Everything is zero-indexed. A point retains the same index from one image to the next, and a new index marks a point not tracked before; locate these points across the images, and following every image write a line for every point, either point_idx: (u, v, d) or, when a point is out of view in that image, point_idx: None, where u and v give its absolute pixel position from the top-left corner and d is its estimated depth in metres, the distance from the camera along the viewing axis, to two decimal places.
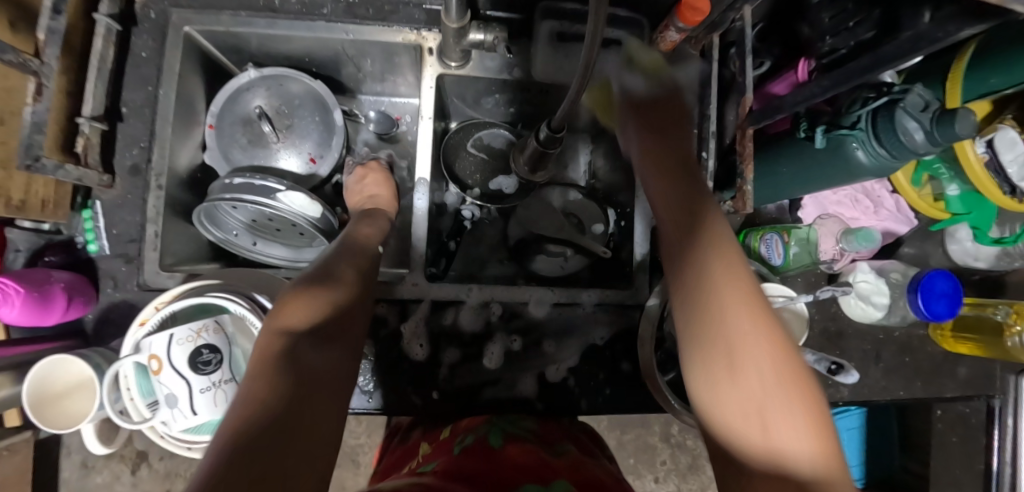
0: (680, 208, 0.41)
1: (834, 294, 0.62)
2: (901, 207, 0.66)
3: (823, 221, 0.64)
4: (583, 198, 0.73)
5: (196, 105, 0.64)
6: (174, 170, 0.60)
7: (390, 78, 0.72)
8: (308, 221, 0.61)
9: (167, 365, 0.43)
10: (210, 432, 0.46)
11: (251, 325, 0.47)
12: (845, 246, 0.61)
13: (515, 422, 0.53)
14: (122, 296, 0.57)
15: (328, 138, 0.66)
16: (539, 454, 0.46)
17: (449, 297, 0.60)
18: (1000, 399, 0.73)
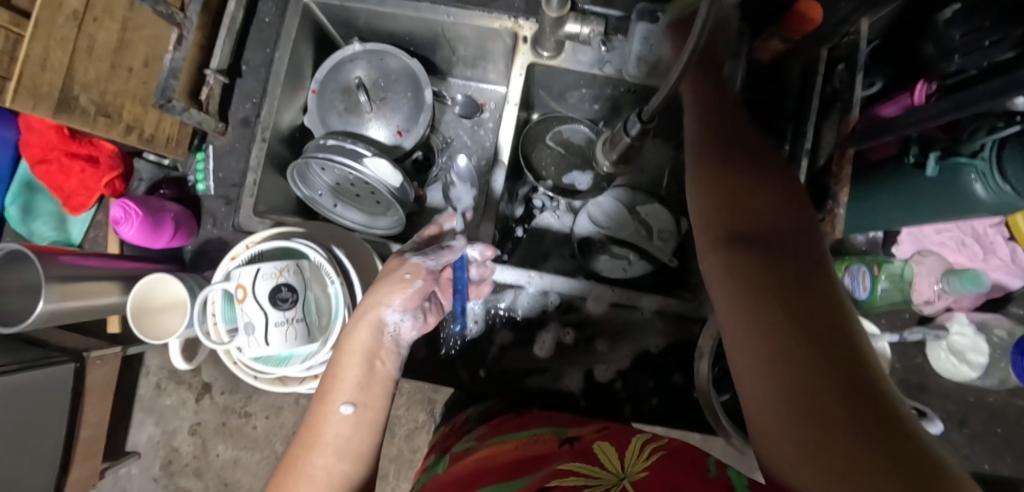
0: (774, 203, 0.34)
1: (925, 336, 0.59)
2: (1017, 258, 0.59)
3: (923, 259, 0.59)
4: (655, 206, 0.72)
5: (304, 71, 0.69)
6: (277, 127, 0.65)
7: (481, 64, 0.74)
8: (388, 189, 0.65)
9: (251, 295, 0.47)
10: (276, 365, 0.51)
11: (326, 275, 0.51)
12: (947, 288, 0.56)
13: (470, 434, 0.52)
14: (218, 233, 0.63)
15: (416, 114, 0.69)
16: (512, 449, 0.46)
17: (509, 281, 0.61)
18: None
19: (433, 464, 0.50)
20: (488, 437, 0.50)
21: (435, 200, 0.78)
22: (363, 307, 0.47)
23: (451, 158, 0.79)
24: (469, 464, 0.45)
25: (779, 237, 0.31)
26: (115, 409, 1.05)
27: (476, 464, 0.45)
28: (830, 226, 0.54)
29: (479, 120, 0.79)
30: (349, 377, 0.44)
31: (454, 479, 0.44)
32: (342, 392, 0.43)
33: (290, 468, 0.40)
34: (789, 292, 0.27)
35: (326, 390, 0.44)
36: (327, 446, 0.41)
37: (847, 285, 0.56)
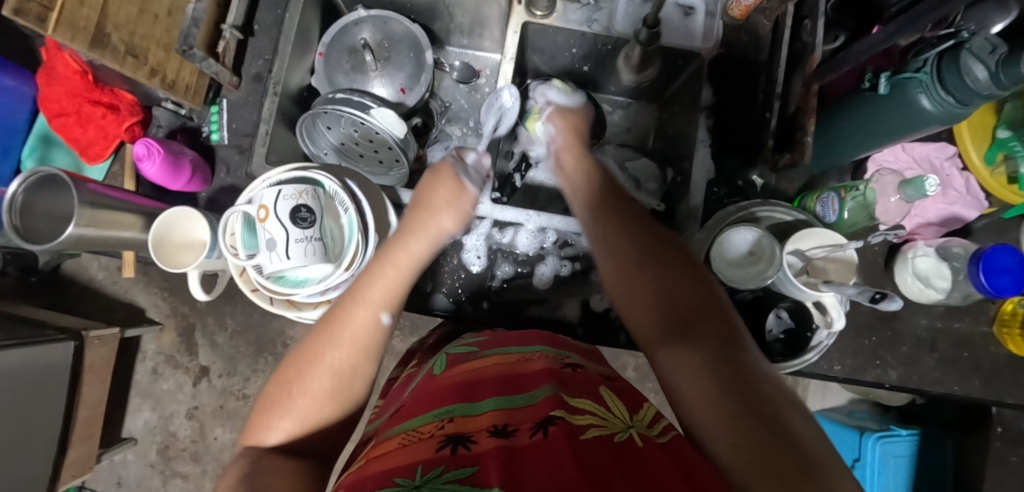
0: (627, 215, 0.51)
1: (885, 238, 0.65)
2: (970, 190, 0.65)
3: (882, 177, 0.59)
4: (644, 159, 0.76)
5: (311, 35, 0.74)
6: (287, 84, 0.70)
7: (478, 32, 0.79)
8: (393, 138, 0.68)
9: (272, 214, 0.51)
10: (291, 286, 0.54)
11: (341, 204, 0.56)
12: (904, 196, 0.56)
13: (461, 341, 0.57)
14: (232, 181, 0.66)
15: (418, 74, 0.74)
16: (503, 366, 0.48)
17: (510, 219, 0.64)
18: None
19: (433, 361, 0.56)
20: (488, 347, 0.54)
21: (435, 161, 0.82)
22: (421, 224, 0.53)
23: (450, 121, 0.84)
24: (468, 368, 0.49)
25: (646, 235, 0.48)
26: (113, 393, 1.06)
27: (472, 370, 0.48)
28: (799, 152, 0.59)
29: (476, 85, 0.84)
30: (384, 285, 0.47)
31: (450, 381, 0.48)
32: (380, 303, 0.45)
33: (311, 352, 0.43)
34: (656, 264, 0.45)
35: (361, 293, 0.46)
36: (352, 342, 0.43)
37: (819, 212, 0.62)
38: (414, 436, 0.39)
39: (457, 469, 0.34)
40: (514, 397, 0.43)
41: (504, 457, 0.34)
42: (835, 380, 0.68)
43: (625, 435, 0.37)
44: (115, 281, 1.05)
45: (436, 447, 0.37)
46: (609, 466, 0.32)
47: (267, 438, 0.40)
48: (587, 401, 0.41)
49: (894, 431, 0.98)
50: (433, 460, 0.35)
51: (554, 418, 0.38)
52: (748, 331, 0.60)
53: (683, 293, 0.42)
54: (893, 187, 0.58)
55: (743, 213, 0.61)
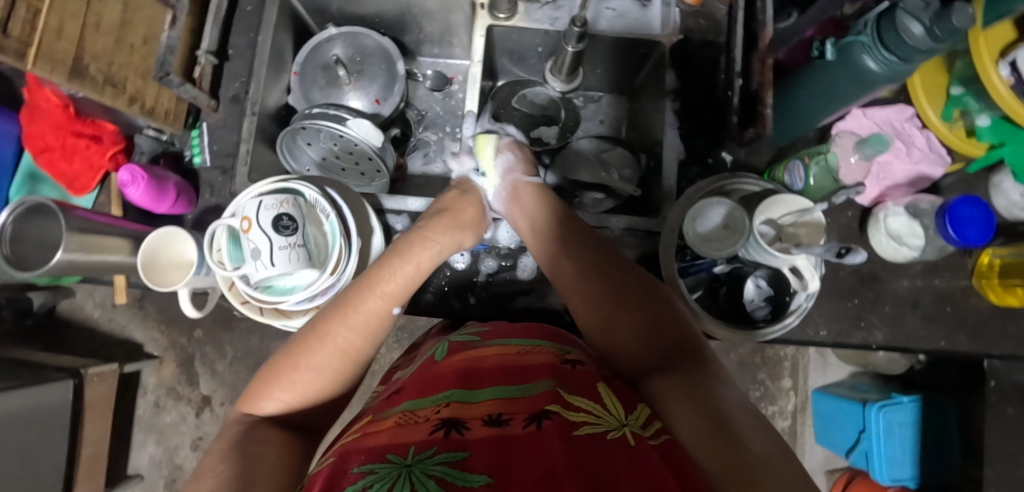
0: (611, 254, 0.55)
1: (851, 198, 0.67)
2: (932, 146, 0.67)
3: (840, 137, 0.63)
4: (617, 149, 0.78)
5: (285, 55, 0.77)
6: (265, 104, 0.72)
7: (447, 41, 0.82)
8: (371, 147, 0.70)
9: (255, 225, 0.52)
10: (279, 295, 0.56)
11: (321, 211, 0.57)
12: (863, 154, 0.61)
13: (464, 332, 0.59)
14: (216, 201, 0.68)
15: (391, 84, 0.76)
16: (509, 353, 0.49)
17: (490, 215, 0.67)
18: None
19: (436, 347, 0.57)
20: (492, 337, 0.55)
21: (415, 169, 0.84)
22: (438, 238, 0.56)
23: (428, 128, 0.86)
24: (469, 355, 0.50)
25: (627, 275, 0.52)
26: (115, 430, 1.06)
27: (471, 358, 0.49)
28: (761, 124, 0.61)
29: (450, 92, 0.86)
30: (402, 285, 0.50)
31: (447, 367, 0.48)
32: (393, 298, 0.48)
33: (318, 335, 0.44)
34: (641, 299, 0.49)
35: (375, 286, 0.47)
36: (362, 324, 0.45)
37: (787, 181, 0.64)
38: (409, 417, 0.40)
39: (448, 452, 0.34)
40: (515, 386, 0.42)
41: (497, 446, 0.34)
42: (822, 345, 0.69)
43: (618, 433, 0.36)
44: (112, 318, 1.05)
45: (429, 430, 0.37)
46: (597, 460, 0.33)
47: (262, 408, 0.42)
48: (586, 399, 0.40)
49: (895, 400, 0.96)
50: (426, 442, 0.36)
51: (548, 412, 0.38)
52: (730, 302, 0.61)
53: (663, 329, 0.47)
54: (851, 148, 0.61)
55: (714, 187, 0.63)
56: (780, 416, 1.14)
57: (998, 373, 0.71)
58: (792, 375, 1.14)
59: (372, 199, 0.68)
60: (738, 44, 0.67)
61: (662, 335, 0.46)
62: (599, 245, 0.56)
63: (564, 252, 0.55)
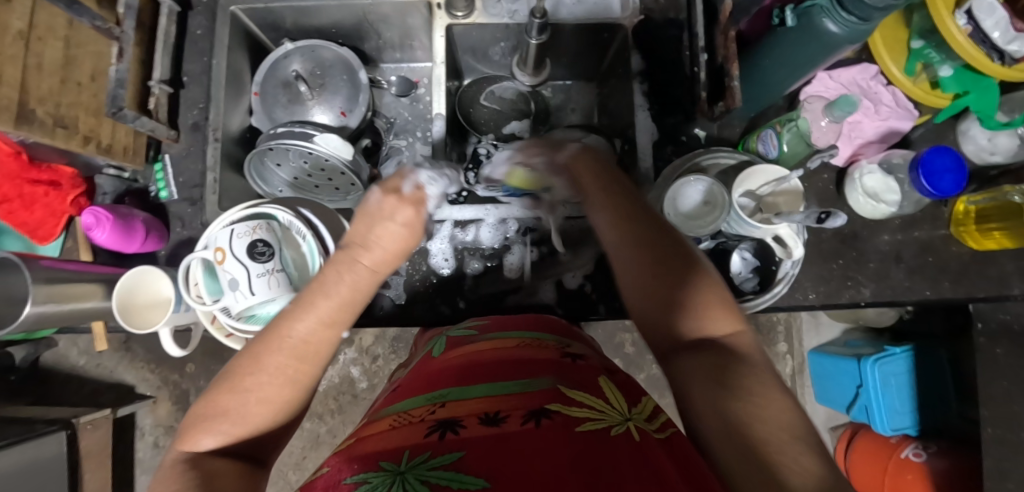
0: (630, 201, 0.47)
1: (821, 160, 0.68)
2: (899, 102, 0.68)
3: (810, 102, 0.63)
4: (592, 137, 0.78)
5: (243, 76, 0.75)
6: (227, 129, 0.70)
7: (407, 44, 0.81)
8: (343, 161, 0.69)
9: (230, 255, 0.51)
10: (262, 323, 0.54)
11: (297, 232, 0.56)
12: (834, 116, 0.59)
13: (463, 326, 0.59)
14: (188, 234, 0.66)
15: (355, 95, 0.75)
16: (506, 348, 0.48)
17: (471, 217, 0.66)
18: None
19: (435, 342, 0.58)
20: (489, 330, 0.55)
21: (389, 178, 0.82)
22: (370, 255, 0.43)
23: (398, 134, 0.84)
24: (468, 349, 0.50)
25: (653, 225, 0.45)
26: (117, 477, 1.03)
27: (469, 354, 0.48)
28: (730, 98, 0.61)
29: (416, 95, 0.85)
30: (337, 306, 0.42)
31: (444, 366, 0.48)
32: (337, 325, 0.41)
33: (249, 359, 0.39)
34: (666, 258, 0.42)
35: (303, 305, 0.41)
36: (298, 352, 0.39)
37: (761, 150, 0.64)
38: (406, 419, 0.39)
39: (444, 454, 0.33)
40: (511, 382, 0.42)
41: (496, 445, 0.33)
42: (812, 309, 0.70)
43: (621, 428, 0.35)
44: (98, 364, 1.03)
45: (424, 433, 0.36)
46: (597, 456, 0.32)
47: (205, 440, 0.36)
48: (585, 393, 0.40)
49: (889, 352, 0.97)
50: (421, 446, 0.34)
51: (548, 411, 0.37)
52: (717, 277, 0.62)
53: (692, 294, 0.40)
54: (821, 112, 0.61)
55: (690, 166, 0.63)
56: None
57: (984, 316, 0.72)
58: (786, 340, 1.20)
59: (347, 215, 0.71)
60: (699, 18, 0.67)
61: (689, 305, 0.40)
62: (619, 191, 0.48)
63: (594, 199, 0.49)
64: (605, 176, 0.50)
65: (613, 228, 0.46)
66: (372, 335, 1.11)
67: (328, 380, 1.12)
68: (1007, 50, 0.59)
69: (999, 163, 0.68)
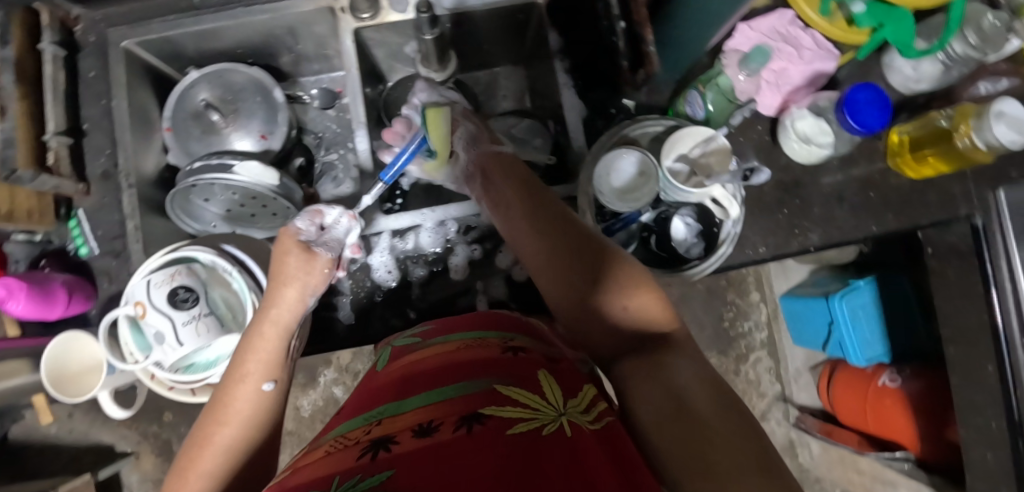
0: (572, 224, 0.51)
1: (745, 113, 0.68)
2: (820, 44, 0.66)
3: (727, 56, 0.64)
4: (525, 121, 0.77)
5: (151, 113, 0.71)
6: (142, 172, 0.67)
7: (322, 54, 0.77)
8: (268, 188, 0.66)
9: (150, 307, 0.49)
10: (200, 369, 0.52)
11: (221, 271, 0.53)
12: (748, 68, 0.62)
13: (411, 332, 0.57)
14: (118, 288, 0.63)
15: (273, 116, 0.72)
16: (448, 353, 0.46)
17: (408, 224, 0.64)
18: (985, 216, 0.69)
19: (380, 355, 0.56)
20: (433, 335, 0.53)
21: (327, 195, 0.80)
22: (274, 296, 0.50)
23: (330, 149, 0.82)
24: (410, 359, 0.48)
25: (593, 249, 0.49)
26: None
27: (412, 365, 0.46)
28: (648, 64, 0.59)
29: (342, 106, 0.82)
30: (262, 358, 0.48)
31: (382, 385, 0.45)
32: (262, 372, 0.47)
33: (203, 441, 0.43)
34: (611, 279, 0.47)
35: (238, 372, 0.47)
36: (240, 418, 0.45)
37: (689, 112, 0.65)
38: (339, 443, 0.35)
39: (373, 475, 0.27)
40: (448, 388, 0.39)
41: (427, 456, 0.29)
42: (764, 262, 0.71)
43: (554, 426, 0.32)
44: (70, 428, 0.98)
45: (356, 455, 0.31)
46: (529, 459, 0.28)
47: None
48: (526, 391, 0.37)
49: (854, 286, 0.98)
50: (351, 470, 0.29)
51: (482, 416, 0.33)
52: (662, 248, 0.62)
53: (637, 306, 0.46)
54: (737, 66, 0.63)
55: (617, 138, 0.61)
56: (757, 329, 1.25)
57: (932, 241, 0.73)
58: (757, 289, 1.26)
59: None
60: None
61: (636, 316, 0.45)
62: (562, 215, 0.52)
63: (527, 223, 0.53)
64: (548, 202, 0.54)
65: (556, 253, 0.50)
66: (348, 352, 1.09)
67: (313, 404, 1.10)
68: None
69: (927, 90, 0.70)
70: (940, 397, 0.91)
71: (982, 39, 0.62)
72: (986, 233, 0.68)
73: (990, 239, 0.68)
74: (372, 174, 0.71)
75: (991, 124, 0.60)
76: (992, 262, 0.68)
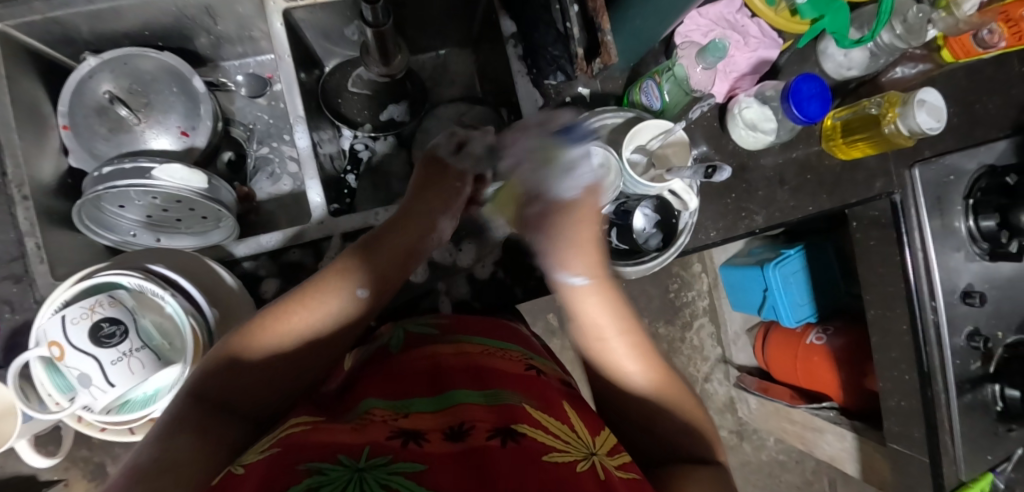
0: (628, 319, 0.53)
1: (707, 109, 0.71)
2: (765, 32, 0.70)
3: (684, 47, 0.64)
4: (475, 108, 0.75)
5: (43, 108, 0.61)
6: (38, 180, 0.57)
7: (247, 35, 0.69)
8: (195, 191, 0.59)
9: (68, 347, 0.43)
10: (139, 407, 0.47)
11: (152, 295, 0.48)
12: (704, 63, 0.60)
13: (425, 321, 0.55)
14: (23, 317, 0.55)
15: (194, 108, 0.64)
16: (473, 354, 0.46)
17: (360, 225, 0.63)
18: (902, 191, 0.75)
19: (391, 334, 0.54)
20: (451, 330, 0.52)
21: (264, 193, 0.74)
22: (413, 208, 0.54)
23: (263, 142, 0.75)
24: (433, 350, 0.47)
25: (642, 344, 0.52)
26: None
27: (432, 355, 0.46)
28: (606, 56, 0.57)
29: (275, 94, 0.75)
30: (368, 266, 0.49)
31: (410, 366, 0.44)
32: (363, 279, 0.49)
33: (284, 320, 0.44)
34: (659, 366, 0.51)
35: (343, 269, 0.48)
36: (327, 309, 0.46)
37: (645, 103, 0.63)
38: (373, 419, 0.35)
39: (406, 462, 0.29)
40: (476, 392, 0.39)
41: (458, 463, 0.29)
42: (714, 245, 0.74)
43: (587, 463, 0.32)
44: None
45: (386, 436, 0.32)
46: (564, 484, 0.28)
47: (230, 372, 0.41)
48: (555, 421, 0.37)
49: (785, 255, 1.06)
50: (382, 447, 0.30)
51: (516, 432, 0.33)
52: (623, 240, 0.62)
53: (677, 395, 0.49)
54: (695, 58, 0.62)
55: (579, 132, 0.59)
56: None
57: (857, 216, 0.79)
58: (700, 261, 1.34)
59: (219, 252, 0.64)
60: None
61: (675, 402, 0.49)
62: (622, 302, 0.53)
63: (599, 302, 0.53)
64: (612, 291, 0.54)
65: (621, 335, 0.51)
66: None
67: None
68: None
69: (856, 77, 0.73)
70: (860, 349, 1.02)
71: (906, 30, 0.68)
72: (902, 208, 0.75)
73: (906, 214, 0.74)
74: (315, 172, 0.64)
75: (916, 112, 0.65)
76: (908, 238, 0.74)
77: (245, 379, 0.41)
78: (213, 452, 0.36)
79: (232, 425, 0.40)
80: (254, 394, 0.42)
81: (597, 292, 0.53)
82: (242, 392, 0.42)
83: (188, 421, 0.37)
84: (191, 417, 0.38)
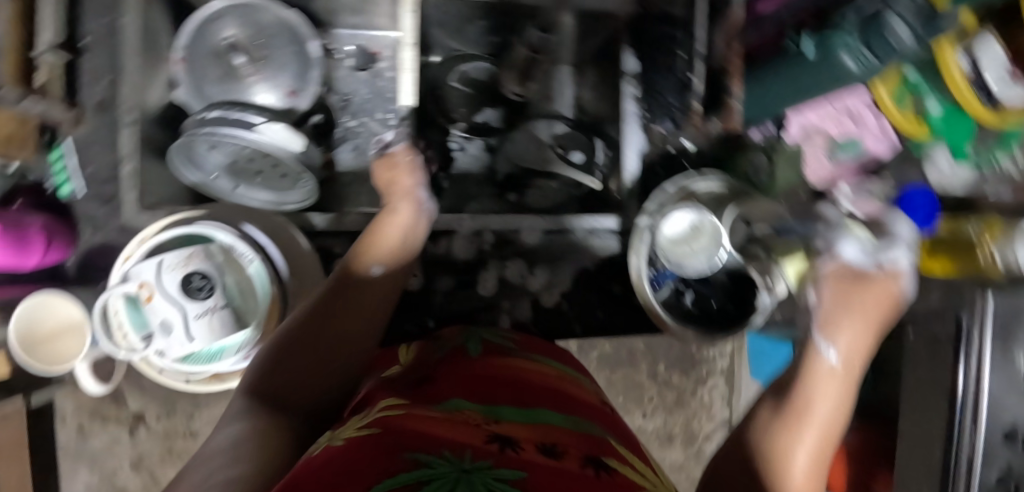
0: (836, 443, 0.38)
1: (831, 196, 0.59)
2: (890, 126, 0.56)
3: (808, 138, 0.58)
4: (570, 130, 0.74)
5: (161, 38, 0.61)
6: (145, 107, 0.59)
7: (366, 8, 0.69)
8: (291, 156, 0.57)
9: (156, 291, 0.51)
10: (205, 361, 0.54)
11: (238, 256, 0.55)
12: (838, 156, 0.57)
13: (495, 334, 0.55)
14: None
15: (306, 70, 0.64)
16: (550, 377, 0.45)
17: (443, 227, 0.62)
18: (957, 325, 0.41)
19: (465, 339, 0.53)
20: (526, 348, 0.51)
21: (345, 164, 0.73)
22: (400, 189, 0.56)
23: (356, 115, 0.74)
24: (512, 364, 0.45)
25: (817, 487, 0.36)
26: None
27: (513, 369, 0.44)
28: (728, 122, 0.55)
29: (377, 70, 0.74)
30: (383, 244, 0.52)
31: (492, 373, 0.43)
32: (380, 256, 0.51)
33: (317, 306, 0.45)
34: None
35: (359, 252, 0.51)
36: (352, 291, 0.48)
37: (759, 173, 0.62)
38: (464, 419, 0.33)
39: (507, 468, 0.25)
40: (564, 417, 0.37)
41: (562, 477, 0.26)
42: None
43: None
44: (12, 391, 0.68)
45: (483, 439, 0.29)
46: None
47: (282, 366, 0.41)
48: (644, 466, 0.35)
49: None
50: (479, 451, 0.27)
51: (608, 465, 0.30)
52: (696, 305, 0.62)
53: None
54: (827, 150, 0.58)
55: (680, 191, 0.60)
56: (721, 357, 1.02)
57: None
58: None
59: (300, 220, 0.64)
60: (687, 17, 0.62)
61: None
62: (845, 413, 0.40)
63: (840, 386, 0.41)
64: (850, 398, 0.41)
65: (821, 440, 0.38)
66: None
67: None
68: (998, 98, 0.41)
69: None
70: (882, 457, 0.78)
71: None
72: None
73: None
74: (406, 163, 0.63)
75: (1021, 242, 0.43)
76: None
77: (292, 363, 0.41)
78: (289, 431, 0.35)
79: (295, 416, 0.38)
80: (309, 383, 0.41)
81: (839, 371, 0.42)
82: (298, 384, 0.41)
83: (253, 408, 0.37)
84: (252, 404, 0.37)
